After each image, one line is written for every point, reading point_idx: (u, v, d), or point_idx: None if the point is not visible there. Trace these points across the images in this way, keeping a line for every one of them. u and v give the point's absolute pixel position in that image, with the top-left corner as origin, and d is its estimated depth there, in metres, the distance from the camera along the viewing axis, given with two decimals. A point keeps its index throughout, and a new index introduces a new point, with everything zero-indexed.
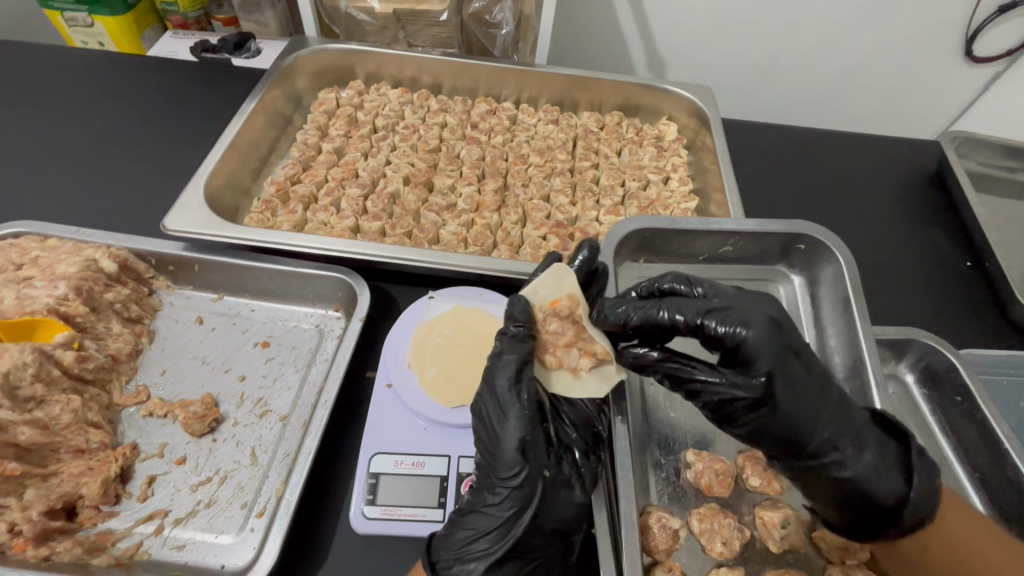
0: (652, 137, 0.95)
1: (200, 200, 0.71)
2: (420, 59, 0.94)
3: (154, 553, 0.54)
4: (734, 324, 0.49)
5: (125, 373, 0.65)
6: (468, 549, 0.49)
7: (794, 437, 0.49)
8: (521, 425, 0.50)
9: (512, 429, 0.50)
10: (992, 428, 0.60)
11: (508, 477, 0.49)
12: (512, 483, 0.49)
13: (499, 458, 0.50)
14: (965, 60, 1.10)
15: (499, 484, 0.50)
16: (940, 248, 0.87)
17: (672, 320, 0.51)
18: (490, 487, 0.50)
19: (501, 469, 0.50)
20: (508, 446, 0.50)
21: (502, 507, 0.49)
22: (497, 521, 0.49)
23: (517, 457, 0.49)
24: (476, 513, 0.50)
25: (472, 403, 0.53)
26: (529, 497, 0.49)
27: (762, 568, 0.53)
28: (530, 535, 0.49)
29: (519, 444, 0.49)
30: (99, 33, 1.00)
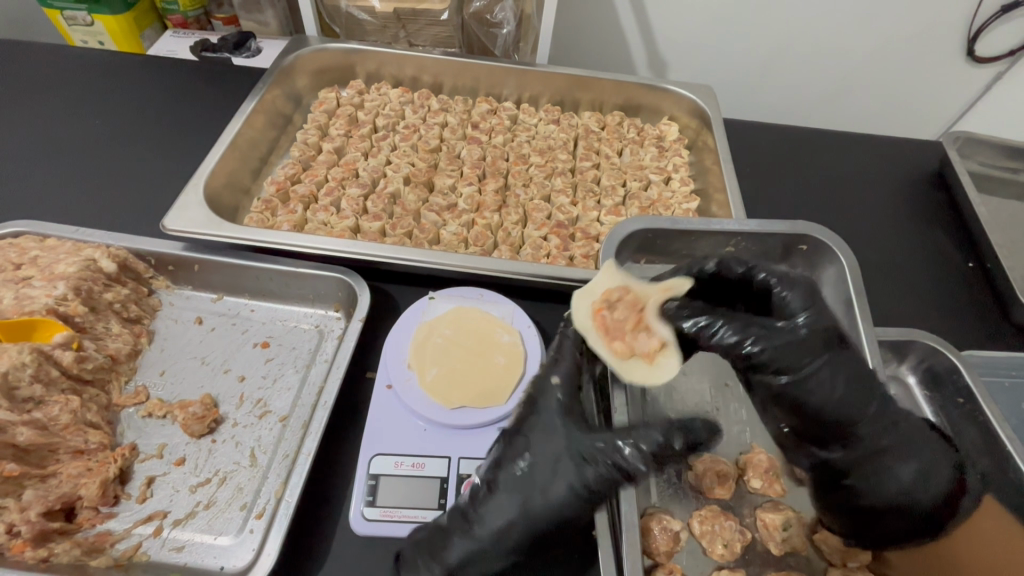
0: (653, 137, 0.94)
1: (200, 200, 0.71)
2: (421, 58, 0.94)
3: (153, 554, 0.54)
4: (784, 283, 0.53)
5: (124, 373, 0.65)
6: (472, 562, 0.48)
7: (842, 422, 0.50)
8: (569, 473, 0.46)
9: (557, 472, 0.47)
10: (994, 430, 0.59)
11: (528, 518, 0.47)
12: (530, 524, 0.47)
13: (526, 493, 0.47)
14: (967, 60, 1.10)
15: (511, 517, 0.47)
16: (942, 248, 0.86)
17: (728, 275, 0.55)
18: (499, 516, 0.47)
19: (521, 505, 0.47)
20: (544, 487, 0.47)
21: (505, 541, 0.47)
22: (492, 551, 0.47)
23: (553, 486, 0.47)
24: (470, 534, 0.48)
25: (518, 410, 0.51)
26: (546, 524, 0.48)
27: (763, 570, 0.53)
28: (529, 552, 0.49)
29: (557, 490, 0.46)
30: (98, 32, 1.00)
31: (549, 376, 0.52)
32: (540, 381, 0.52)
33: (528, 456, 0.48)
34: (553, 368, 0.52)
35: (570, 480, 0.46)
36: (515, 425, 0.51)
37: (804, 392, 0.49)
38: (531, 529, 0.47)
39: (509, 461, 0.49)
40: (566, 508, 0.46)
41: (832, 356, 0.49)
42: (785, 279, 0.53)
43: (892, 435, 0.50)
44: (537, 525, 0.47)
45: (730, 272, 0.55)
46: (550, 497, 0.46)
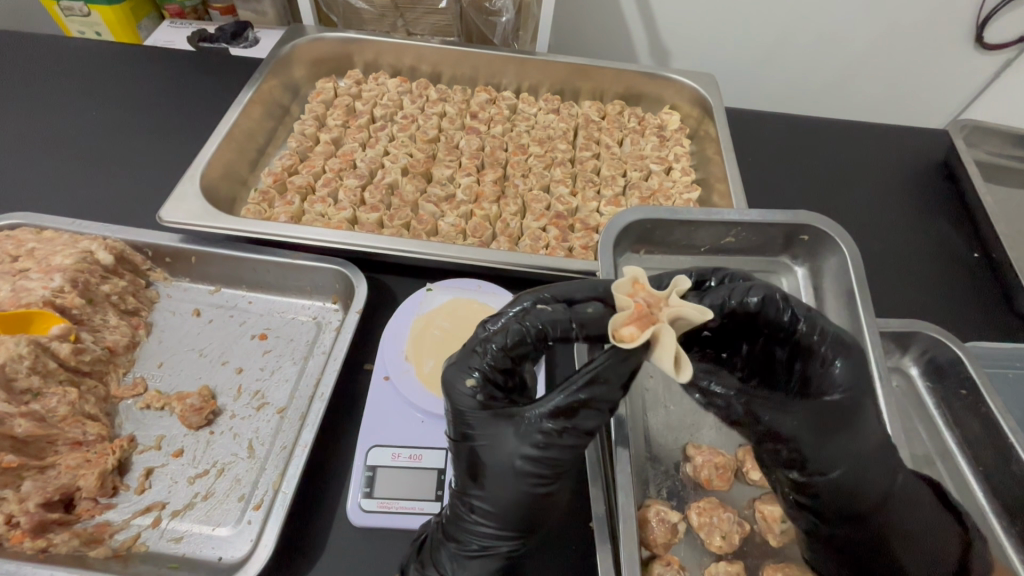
0: (655, 126, 0.93)
1: (196, 191, 0.70)
2: (419, 47, 0.93)
3: (152, 545, 0.54)
4: (834, 353, 0.48)
5: (122, 365, 0.65)
6: (463, 561, 0.47)
7: (848, 494, 0.48)
8: (528, 455, 0.45)
9: (514, 460, 0.45)
10: (996, 422, 0.59)
11: (512, 515, 0.46)
12: (504, 512, 0.46)
13: (497, 493, 0.46)
14: (975, 47, 1.08)
15: (497, 522, 0.46)
16: (948, 239, 0.85)
17: (768, 315, 0.49)
18: (487, 524, 0.46)
19: (500, 510, 0.46)
20: (510, 480, 0.45)
21: (500, 544, 0.47)
22: (495, 560, 0.47)
23: (515, 469, 0.45)
24: (469, 555, 0.47)
25: (455, 402, 0.47)
26: (519, 509, 0.46)
27: (761, 563, 0.53)
28: (515, 537, 0.47)
29: (523, 476, 0.45)
30: (96, 23, 0.99)
31: (464, 369, 0.47)
32: (451, 375, 0.48)
33: (482, 458, 0.46)
34: (468, 356, 0.47)
35: (530, 460, 0.45)
36: (456, 434, 0.48)
37: (814, 459, 0.47)
38: (522, 519, 0.46)
39: (472, 472, 0.47)
40: (540, 487, 0.45)
41: (858, 450, 0.47)
42: (840, 347, 0.48)
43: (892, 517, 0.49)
44: (526, 516, 0.46)
45: (773, 318, 0.49)
46: (521, 485, 0.45)
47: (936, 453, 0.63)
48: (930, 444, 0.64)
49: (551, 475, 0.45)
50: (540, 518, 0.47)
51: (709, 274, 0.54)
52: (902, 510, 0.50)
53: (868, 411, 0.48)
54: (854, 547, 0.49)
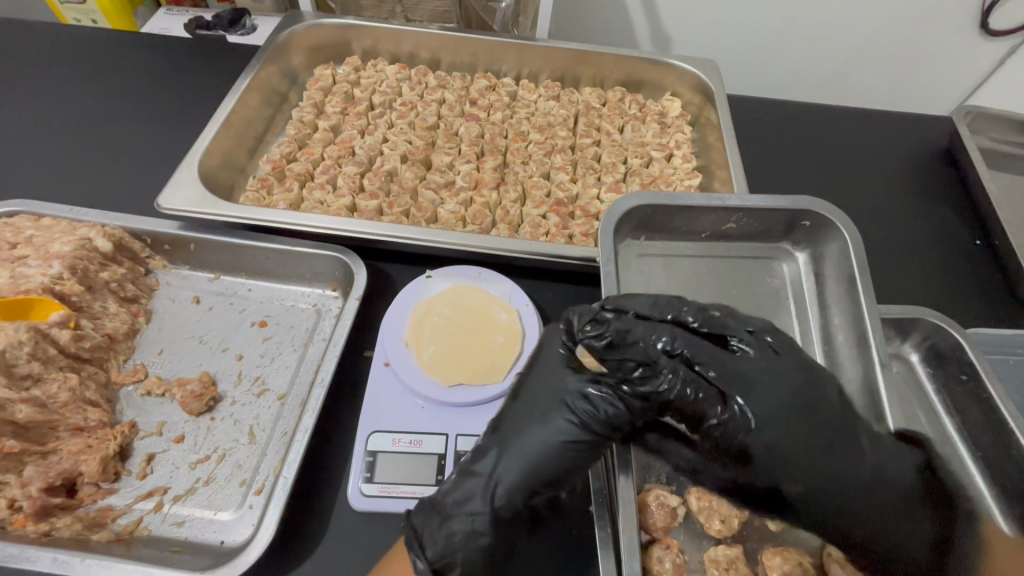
0: (656, 113, 0.92)
1: (194, 177, 0.70)
2: (418, 34, 0.92)
3: (154, 529, 0.54)
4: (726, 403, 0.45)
5: (122, 353, 0.65)
6: (464, 486, 0.47)
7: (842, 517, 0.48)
8: (575, 402, 0.46)
9: (568, 398, 0.47)
10: (997, 409, 0.58)
11: (534, 456, 0.46)
12: (529, 448, 0.46)
13: (535, 426, 0.47)
14: (980, 33, 1.06)
15: (520, 466, 0.46)
16: (950, 226, 0.85)
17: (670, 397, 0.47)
18: (506, 458, 0.46)
19: (527, 444, 0.46)
20: (554, 422, 0.46)
21: (514, 495, 0.46)
22: (499, 508, 0.46)
23: (564, 405, 0.46)
24: (473, 483, 0.47)
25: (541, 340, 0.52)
26: (543, 452, 0.46)
27: (760, 546, 0.53)
28: (519, 490, 0.46)
29: (566, 417, 0.46)
30: (91, 10, 0.98)
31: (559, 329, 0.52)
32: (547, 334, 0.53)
33: (529, 396, 0.48)
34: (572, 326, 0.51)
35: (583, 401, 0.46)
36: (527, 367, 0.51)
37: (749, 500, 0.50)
38: (539, 467, 0.46)
39: (518, 410, 0.48)
40: (574, 445, 0.46)
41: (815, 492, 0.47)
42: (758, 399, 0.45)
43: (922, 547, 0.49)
44: (549, 471, 0.46)
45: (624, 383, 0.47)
46: (558, 436, 0.46)
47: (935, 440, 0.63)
48: (930, 431, 0.64)
49: (587, 437, 0.46)
50: (559, 481, 0.47)
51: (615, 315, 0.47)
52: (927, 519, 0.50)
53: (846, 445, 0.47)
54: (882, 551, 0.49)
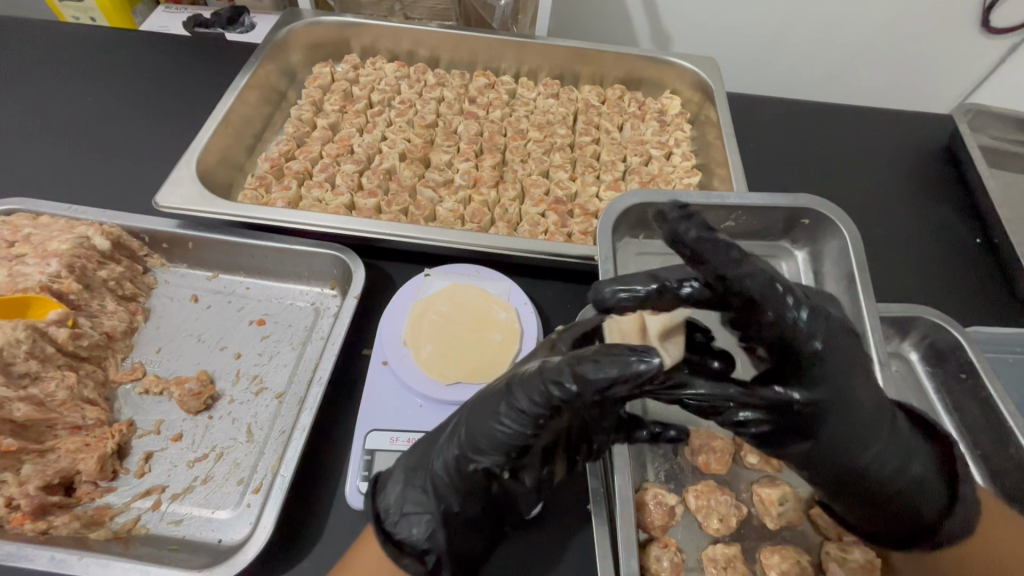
0: (655, 111, 0.92)
1: (192, 175, 0.70)
2: (417, 32, 0.92)
3: (152, 527, 0.54)
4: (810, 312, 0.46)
5: (120, 351, 0.65)
6: (424, 471, 0.49)
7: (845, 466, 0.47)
8: (517, 379, 0.47)
9: (511, 386, 0.47)
10: (996, 406, 0.59)
11: (480, 438, 0.47)
12: (473, 433, 0.48)
13: (480, 412, 0.48)
14: (981, 31, 1.06)
15: (467, 447, 0.48)
16: (950, 224, 0.85)
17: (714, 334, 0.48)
18: (457, 444, 0.48)
19: (474, 429, 0.48)
20: (494, 408, 0.47)
21: (465, 464, 0.48)
22: (455, 477, 0.48)
23: (506, 393, 0.47)
24: (429, 468, 0.49)
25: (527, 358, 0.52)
26: (486, 434, 0.47)
27: (759, 545, 0.53)
28: (471, 472, 0.48)
29: (504, 402, 0.47)
30: (89, 8, 0.97)
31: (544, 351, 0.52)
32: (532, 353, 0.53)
33: (483, 389, 0.49)
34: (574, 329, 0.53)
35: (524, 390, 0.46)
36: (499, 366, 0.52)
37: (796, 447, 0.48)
38: (485, 448, 0.47)
39: (472, 399, 0.50)
40: (511, 419, 0.46)
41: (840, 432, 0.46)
42: (821, 304, 0.49)
43: (881, 464, 0.47)
44: (492, 444, 0.47)
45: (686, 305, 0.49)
46: (494, 408, 0.47)
47: None
48: None
49: (521, 419, 0.46)
50: (509, 456, 0.47)
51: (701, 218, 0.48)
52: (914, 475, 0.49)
53: (846, 352, 0.47)
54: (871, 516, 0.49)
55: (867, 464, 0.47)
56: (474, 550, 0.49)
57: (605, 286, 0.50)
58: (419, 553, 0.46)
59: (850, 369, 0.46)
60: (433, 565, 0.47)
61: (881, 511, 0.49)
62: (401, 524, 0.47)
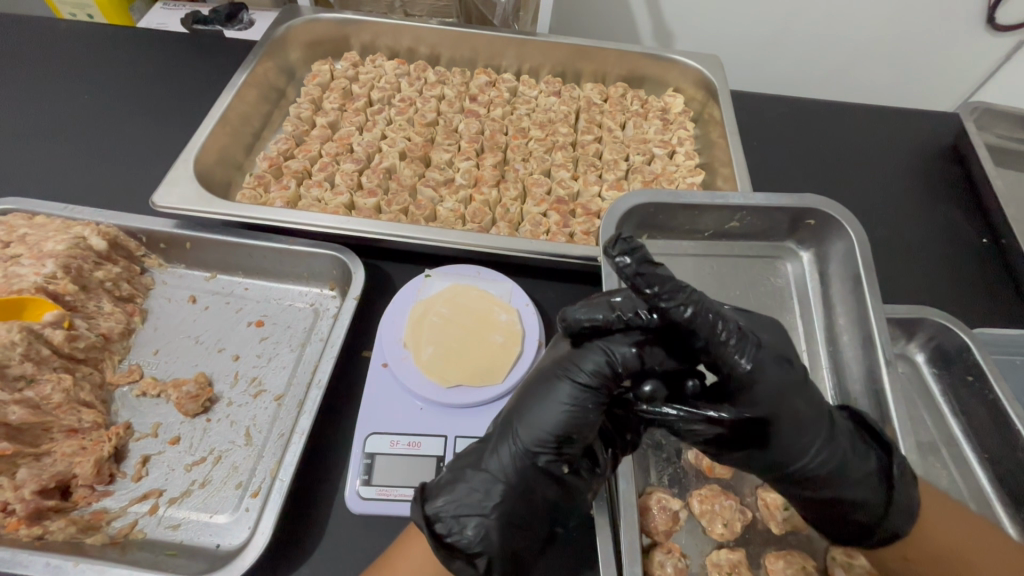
0: (658, 110, 0.91)
1: (189, 175, 0.69)
2: (417, 29, 0.91)
3: (149, 532, 0.53)
4: (742, 342, 0.43)
5: (117, 353, 0.64)
6: (480, 471, 0.46)
7: (786, 459, 0.46)
8: (570, 361, 0.46)
9: (569, 376, 0.45)
10: (1003, 408, 0.58)
11: (545, 431, 0.45)
12: (538, 427, 0.45)
13: (544, 402, 0.45)
14: (987, 28, 1.05)
15: (531, 440, 0.45)
16: (955, 224, 0.84)
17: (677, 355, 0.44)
18: (522, 439, 0.45)
19: (539, 421, 0.45)
20: (558, 400, 0.45)
21: (523, 456, 0.45)
22: (510, 470, 0.45)
23: (569, 380, 0.45)
24: (489, 467, 0.46)
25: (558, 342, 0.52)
26: (555, 427, 0.45)
27: (763, 550, 0.52)
28: (533, 467, 0.45)
29: (569, 389, 0.45)
30: (86, 4, 0.96)
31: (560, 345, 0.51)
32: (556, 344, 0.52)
33: (538, 377, 0.47)
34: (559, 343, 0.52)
35: (587, 372, 0.45)
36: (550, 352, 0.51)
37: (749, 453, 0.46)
38: (551, 440, 0.45)
39: (527, 391, 0.47)
40: (577, 407, 0.44)
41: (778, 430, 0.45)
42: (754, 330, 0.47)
43: (819, 468, 0.46)
44: (553, 436, 0.45)
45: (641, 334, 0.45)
46: (559, 397, 0.45)
47: (941, 442, 0.62)
48: (935, 432, 0.63)
49: (584, 406, 0.44)
50: (564, 442, 0.45)
51: (645, 249, 0.40)
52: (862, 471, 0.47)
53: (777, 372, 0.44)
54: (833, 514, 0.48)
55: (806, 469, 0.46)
56: (529, 551, 0.46)
57: (570, 311, 0.46)
58: (470, 556, 0.44)
59: (785, 391, 0.44)
60: (484, 567, 0.45)
61: (834, 509, 0.48)
62: (453, 528, 0.45)
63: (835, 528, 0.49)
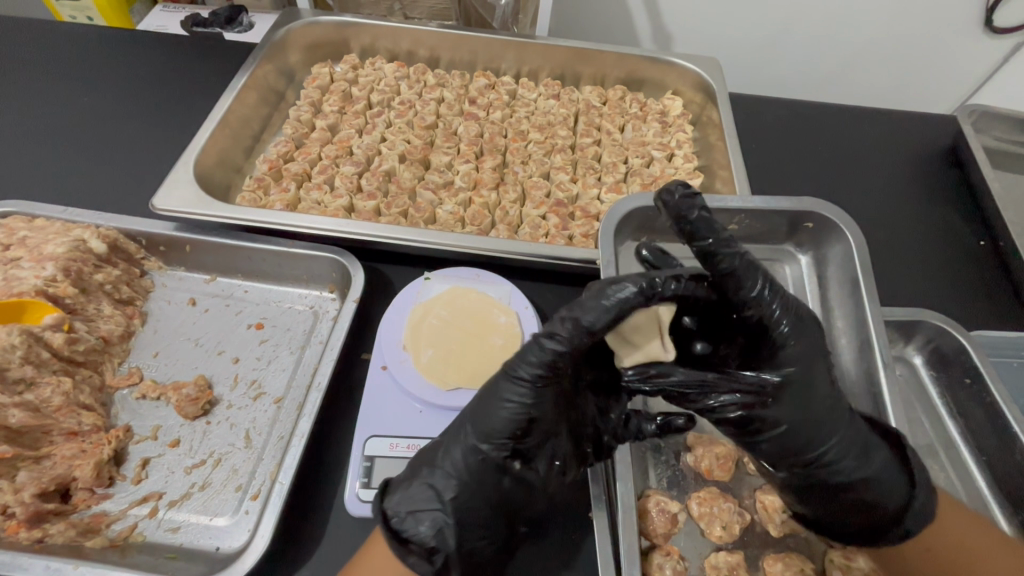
0: (657, 112, 0.91)
1: (189, 177, 0.69)
2: (417, 31, 0.91)
3: (149, 535, 0.54)
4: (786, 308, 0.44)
5: (117, 355, 0.64)
6: (434, 468, 0.47)
7: (812, 449, 0.46)
8: (514, 360, 0.46)
9: (511, 373, 0.45)
10: (1001, 411, 0.58)
11: (490, 427, 0.46)
12: (482, 423, 0.46)
13: (487, 400, 0.47)
14: (984, 31, 1.05)
15: (477, 436, 0.47)
16: (953, 226, 0.84)
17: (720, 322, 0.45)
18: (471, 436, 0.47)
19: (484, 418, 0.46)
20: (499, 397, 0.46)
21: (472, 453, 0.47)
22: (460, 465, 0.47)
23: (512, 379, 0.45)
24: (443, 464, 0.47)
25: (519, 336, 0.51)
26: (497, 422, 0.46)
27: (762, 552, 0.52)
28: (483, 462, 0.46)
29: (511, 387, 0.45)
30: (86, 7, 0.96)
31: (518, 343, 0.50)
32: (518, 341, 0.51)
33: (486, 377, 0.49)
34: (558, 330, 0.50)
35: (531, 370, 0.44)
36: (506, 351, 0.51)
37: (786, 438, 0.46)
38: (495, 435, 0.46)
39: (478, 391, 0.49)
40: (518, 401, 0.45)
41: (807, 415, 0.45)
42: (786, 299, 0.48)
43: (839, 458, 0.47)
44: (498, 431, 0.46)
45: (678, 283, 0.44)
46: (499, 393, 0.46)
47: (939, 443, 0.62)
48: (933, 433, 0.63)
49: (526, 400, 0.45)
50: (514, 438, 0.46)
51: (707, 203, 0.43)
52: (880, 462, 0.48)
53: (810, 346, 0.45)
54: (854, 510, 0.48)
55: (821, 456, 0.46)
56: (486, 547, 0.47)
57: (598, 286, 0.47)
58: (427, 551, 0.45)
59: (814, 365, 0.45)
60: (441, 564, 0.45)
61: (856, 503, 0.48)
62: (407, 522, 0.45)
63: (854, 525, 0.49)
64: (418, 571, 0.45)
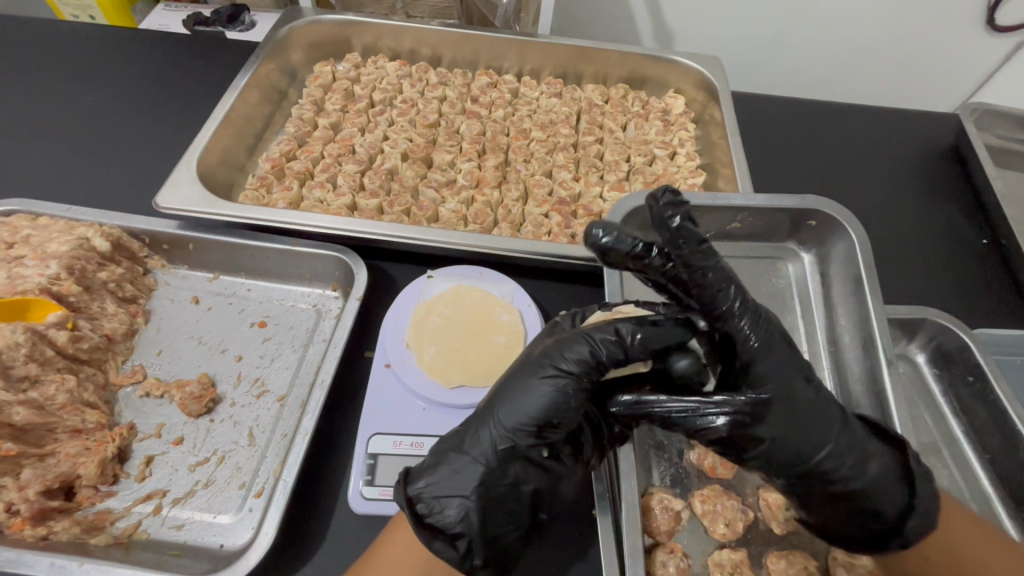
0: (659, 111, 0.91)
1: (192, 175, 0.69)
2: (418, 30, 0.91)
3: (153, 532, 0.54)
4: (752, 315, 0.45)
5: (120, 353, 0.64)
6: (463, 453, 0.46)
7: (799, 457, 0.45)
8: (553, 348, 0.47)
9: (549, 361, 0.46)
10: (1004, 410, 0.58)
11: (526, 413, 0.45)
12: (519, 409, 0.46)
13: (524, 386, 0.46)
14: (986, 29, 1.05)
15: (512, 423, 0.45)
16: (955, 224, 0.84)
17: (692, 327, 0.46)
18: (504, 421, 0.46)
19: (520, 403, 0.46)
20: (538, 383, 0.46)
21: (505, 440, 0.45)
22: (491, 454, 0.45)
23: (550, 365, 0.46)
24: (473, 448, 0.46)
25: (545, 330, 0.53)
26: (534, 409, 0.45)
27: (765, 550, 0.52)
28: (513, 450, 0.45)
29: (549, 373, 0.46)
30: (87, 6, 0.96)
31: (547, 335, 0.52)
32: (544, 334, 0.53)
33: (520, 363, 0.48)
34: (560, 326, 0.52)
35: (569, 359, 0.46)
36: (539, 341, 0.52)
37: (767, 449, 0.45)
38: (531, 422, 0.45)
39: (511, 375, 0.48)
40: (557, 389, 0.45)
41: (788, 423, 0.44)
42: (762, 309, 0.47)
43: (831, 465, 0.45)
44: (534, 419, 0.45)
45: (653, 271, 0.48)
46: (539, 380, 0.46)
47: (942, 441, 0.62)
48: (936, 431, 0.63)
49: (566, 389, 0.45)
50: (549, 426, 0.45)
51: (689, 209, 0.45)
52: (876, 470, 0.46)
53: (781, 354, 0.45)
54: (853, 518, 0.47)
55: (812, 463, 0.45)
56: (507, 538, 0.46)
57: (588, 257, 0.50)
58: (451, 537, 0.44)
59: (787, 371, 0.45)
60: (465, 550, 0.44)
61: (855, 512, 0.47)
62: (434, 508, 0.45)
63: (856, 533, 0.47)
64: (442, 556, 0.44)
